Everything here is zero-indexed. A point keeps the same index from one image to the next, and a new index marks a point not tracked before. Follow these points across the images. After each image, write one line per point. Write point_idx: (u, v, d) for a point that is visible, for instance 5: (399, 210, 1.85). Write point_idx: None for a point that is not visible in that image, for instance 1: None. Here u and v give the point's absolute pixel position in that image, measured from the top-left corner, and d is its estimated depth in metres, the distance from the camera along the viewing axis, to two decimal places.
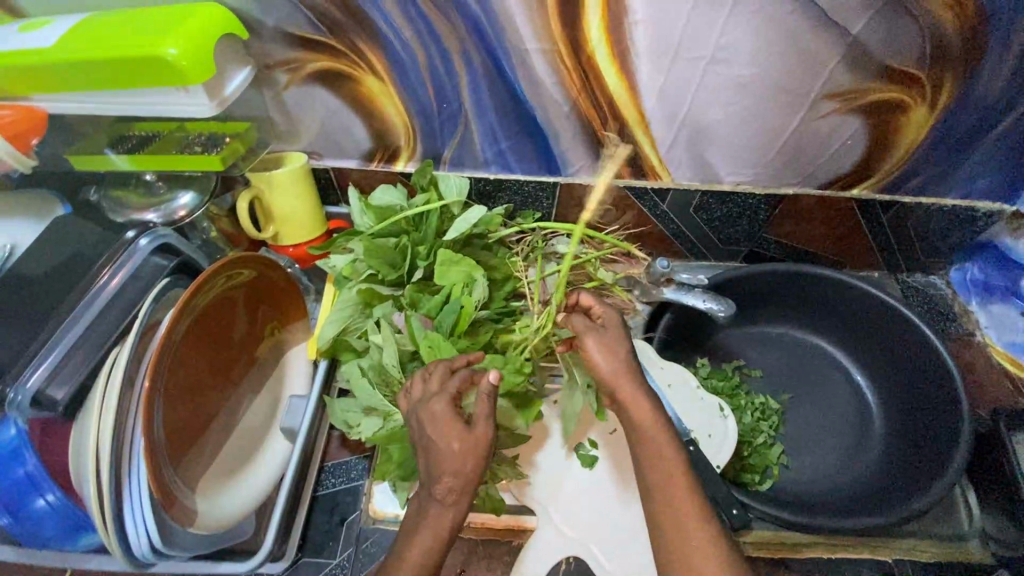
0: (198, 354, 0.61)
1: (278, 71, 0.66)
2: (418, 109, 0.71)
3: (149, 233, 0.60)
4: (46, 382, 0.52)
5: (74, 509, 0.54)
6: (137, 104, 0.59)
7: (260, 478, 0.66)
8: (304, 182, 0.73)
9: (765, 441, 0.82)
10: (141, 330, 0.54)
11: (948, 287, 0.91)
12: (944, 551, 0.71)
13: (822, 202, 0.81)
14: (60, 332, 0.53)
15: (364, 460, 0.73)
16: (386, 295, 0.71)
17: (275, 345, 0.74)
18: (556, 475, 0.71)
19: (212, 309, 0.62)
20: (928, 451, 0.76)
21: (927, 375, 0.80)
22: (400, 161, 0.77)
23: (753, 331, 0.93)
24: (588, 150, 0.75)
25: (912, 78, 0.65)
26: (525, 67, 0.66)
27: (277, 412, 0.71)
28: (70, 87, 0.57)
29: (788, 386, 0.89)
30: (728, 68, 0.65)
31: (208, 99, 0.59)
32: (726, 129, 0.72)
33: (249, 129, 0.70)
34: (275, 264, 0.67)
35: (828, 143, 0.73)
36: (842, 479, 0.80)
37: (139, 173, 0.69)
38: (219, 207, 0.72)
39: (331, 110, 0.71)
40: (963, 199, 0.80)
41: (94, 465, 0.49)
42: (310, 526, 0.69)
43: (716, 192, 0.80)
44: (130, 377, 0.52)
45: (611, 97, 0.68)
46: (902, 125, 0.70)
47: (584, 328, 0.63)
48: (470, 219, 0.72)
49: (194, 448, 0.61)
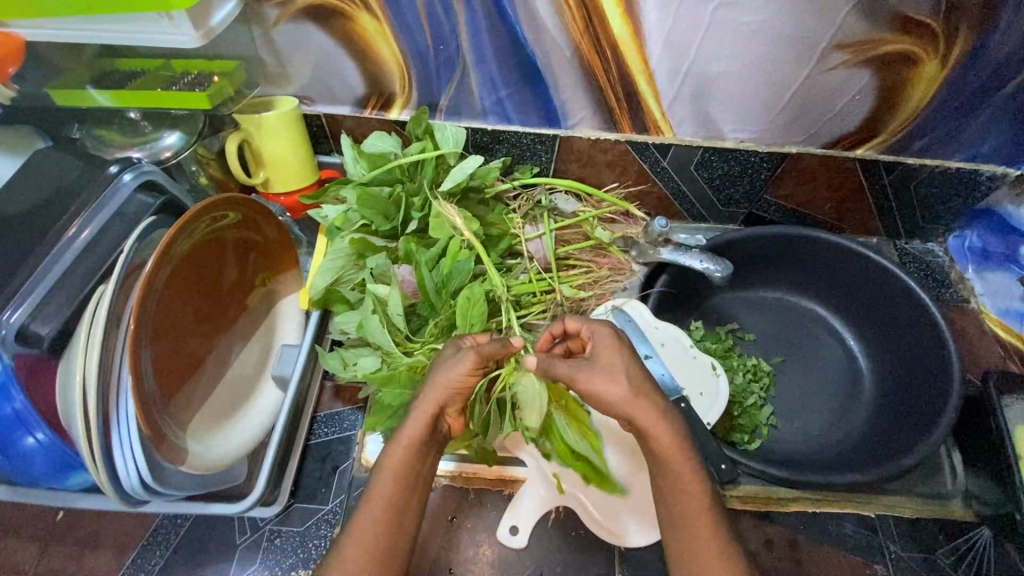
0: (185, 299, 0.60)
1: (266, 5, 0.63)
2: (414, 51, 0.68)
3: (133, 169, 0.58)
4: (30, 318, 0.51)
5: (67, 450, 0.53)
6: (116, 33, 0.57)
7: (252, 424, 0.66)
8: (295, 127, 0.70)
9: (756, 402, 0.82)
10: (124, 272, 0.53)
11: (946, 253, 0.91)
12: (927, 509, 0.72)
13: (824, 161, 0.79)
14: (45, 265, 0.52)
15: (357, 411, 0.73)
16: (379, 246, 0.69)
17: (266, 294, 0.72)
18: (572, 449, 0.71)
19: (199, 253, 0.61)
20: (918, 413, 0.76)
21: (921, 338, 0.80)
22: (394, 109, 0.75)
23: (749, 294, 0.93)
24: (589, 101, 0.73)
25: (927, 29, 0.63)
26: (527, 7, 0.63)
27: (269, 360, 0.71)
28: (45, 12, 0.54)
29: (780, 349, 0.89)
30: (736, 14, 0.63)
31: (192, 29, 0.56)
32: (731, 80, 0.70)
33: (238, 68, 0.67)
34: (267, 212, 0.66)
35: (835, 98, 0.71)
36: (830, 439, 0.81)
37: (123, 111, 0.67)
38: (206, 149, 0.70)
39: (323, 51, 0.68)
40: (970, 160, 0.78)
41: (80, 401, 0.48)
42: (302, 473, 0.69)
43: (718, 149, 0.78)
44: (115, 314, 0.51)
45: (614, 43, 0.66)
46: (911, 80, 0.68)
47: (573, 370, 0.54)
48: (465, 169, 0.70)
49: (184, 391, 0.60)
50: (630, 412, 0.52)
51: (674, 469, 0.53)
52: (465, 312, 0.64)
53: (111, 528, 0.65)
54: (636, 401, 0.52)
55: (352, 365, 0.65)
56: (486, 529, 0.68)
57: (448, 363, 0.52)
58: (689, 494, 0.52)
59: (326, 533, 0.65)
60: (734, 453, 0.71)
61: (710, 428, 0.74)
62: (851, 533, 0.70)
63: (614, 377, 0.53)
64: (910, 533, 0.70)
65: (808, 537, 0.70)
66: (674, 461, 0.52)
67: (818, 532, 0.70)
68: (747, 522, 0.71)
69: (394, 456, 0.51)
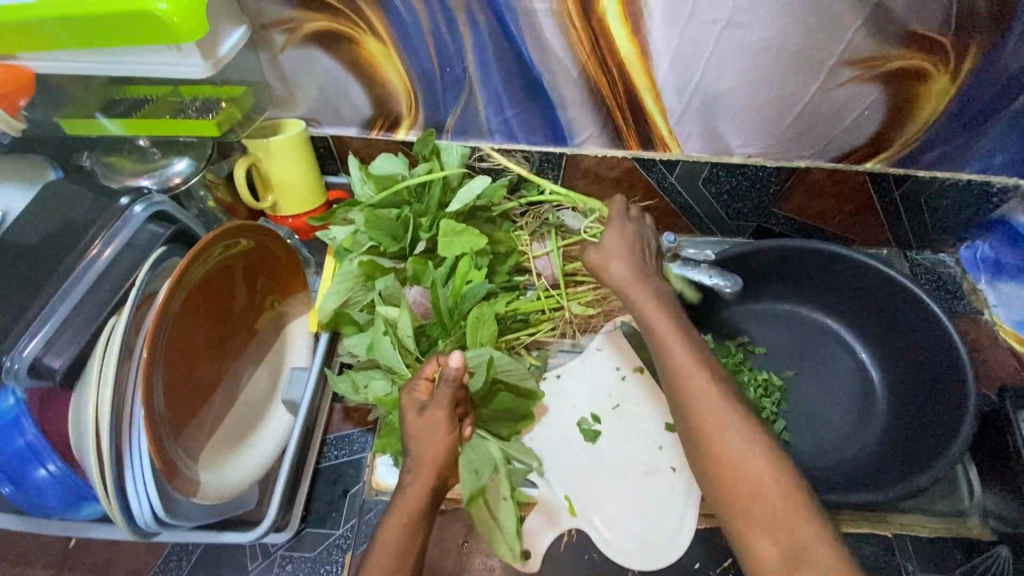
0: (195, 326, 0.60)
1: (274, 31, 0.64)
2: (421, 74, 0.68)
3: (144, 200, 0.58)
4: (43, 351, 0.51)
5: (78, 479, 0.53)
6: (125, 64, 0.57)
7: (261, 450, 0.66)
8: (301, 149, 0.70)
9: (768, 417, 0.81)
10: (137, 302, 0.53)
11: (958, 264, 0.90)
12: (943, 527, 0.71)
13: (833, 175, 0.79)
14: (57, 299, 0.52)
15: (366, 433, 0.72)
16: (388, 267, 0.70)
17: (276, 317, 0.72)
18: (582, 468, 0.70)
19: (210, 279, 0.61)
20: (935, 430, 0.75)
21: (934, 350, 0.79)
22: (401, 129, 0.75)
23: (759, 307, 0.93)
24: (595, 119, 0.73)
25: (937, 44, 0.63)
26: (534, 30, 0.63)
27: (279, 384, 0.70)
28: (55, 45, 0.54)
29: (791, 362, 0.88)
30: (743, 32, 0.63)
31: (201, 59, 0.56)
32: (740, 98, 0.70)
33: (245, 93, 0.67)
34: (278, 236, 0.66)
35: (845, 113, 0.71)
36: (845, 455, 0.80)
37: (131, 138, 0.67)
38: (217, 175, 0.70)
39: (329, 74, 0.68)
40: (981, 172, 0.78)
41: (93, 435, 0.48)
42: (312, 497, 0.68)
43: (726, 165, 0.78)
44: (128, 346, 0.51)
45: (622, 62, 0.66)
46: (921, 95, 0.68)
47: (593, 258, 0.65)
48: (473, 190, 0.70)
49: (194, 420, 0.60)
50: (625, 289, 0.63)
51: (688, 396, 0.55)
52: (473, 329, 0.65)
53: (121, 556, 0.64)
54: (634, 279, 0.63)
55: (362, 389, 0.65)
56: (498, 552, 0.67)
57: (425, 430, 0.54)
58: (707, 408, 0.54)
59: (338, 558, 0.65)
60: None
61: None
62: (868, 553, 0.69)
63: (623, 258, 0.65)
64: (928, 552, 0.69)
65: None
66: (691, 384, 0.55)
67: None
68: None
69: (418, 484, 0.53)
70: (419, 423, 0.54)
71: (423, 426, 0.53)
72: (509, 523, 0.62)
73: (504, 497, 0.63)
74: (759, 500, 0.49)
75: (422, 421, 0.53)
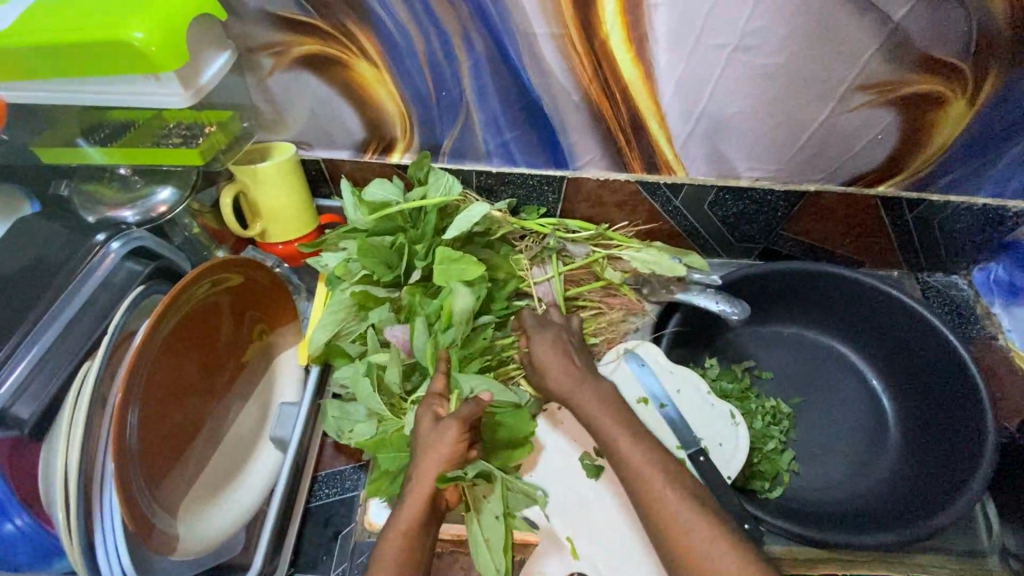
0: (178, 366, 0.57)
1: (261, 55, 0.61)
2: (415, 97, 0.65)
3: (121, 236, 0.56)
4: (12, 400, 0.47)
5: (44, 535, 0.50)
6: (100, 94, 0.54)
7: (247, 494, 0.62)
8: (291, 175, 0.68)
9: (776, 447, 0.79)
10: (112, 345, 0.50)
11: (970, 287, 0.87)
12: (961, 567, 0.68)
13: (844, 199, 0.76)
14: (27, 343, 0.49)
15: (359, 469, 0.70)
16: (382, 297, 0.67)
17: (264, 349, 0.69)
18: (584, 506, 0.67)
19: (193, 317, 0.58)
20: (951, 464, 0.72)
21: (949, 380, 0.76)
22: (396, 153, 0.72)
23: (765, 331, 0.90)
24: (597, 143, 0.70)
25: (954, 69, 0.60)
26: (532, 53, 0.60)
27: (267, 420, 0.67)
28: (26, 73, 0.51)
29: (798, 389, 0.86)
30: (752, 56, 0.60)
31: (181, 87, 0.53)
32: (747, 122, 0.67)
33: (231, 119, 0.65)
34: (264, 267, 0.63)
35: (857, 137, 0.68)
36: (855, 488, 0.77)
37: (112, 167, 0.64)
38: (201, 204, 0.68)
39: (320, 98, 0.66)
40: (996, 196, 0.75)
41: (61, 494, 0.45)
42: (302, 539, 0.65)
43: (733, 188, 0.75)
44: (100, 395, 0.48)
45: (624, 87, 0.63)
46: (938, 119, 0.65)
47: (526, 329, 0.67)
48: (471, 217, 0.67)
49: (176, 466, 0.57)
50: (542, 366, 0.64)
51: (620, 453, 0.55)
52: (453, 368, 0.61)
53: None
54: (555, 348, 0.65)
55: (348, 432, 0.62)
56: None
57: (433, 437, 0.52)
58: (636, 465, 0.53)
59: None
60: (755, 508, 0.69)
61: (730, 483, 0.71)
62: None
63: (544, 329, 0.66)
64: None
65: None
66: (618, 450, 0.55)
67: None
68: None
69: (410, 510, 0.50)
70: (432, 430, 0.53)
71: (433, 433, 0.52)
72: (498, 543, 0.56)
73: (497, 516, 0.57)
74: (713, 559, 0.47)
75: (434, 428, 0.53)
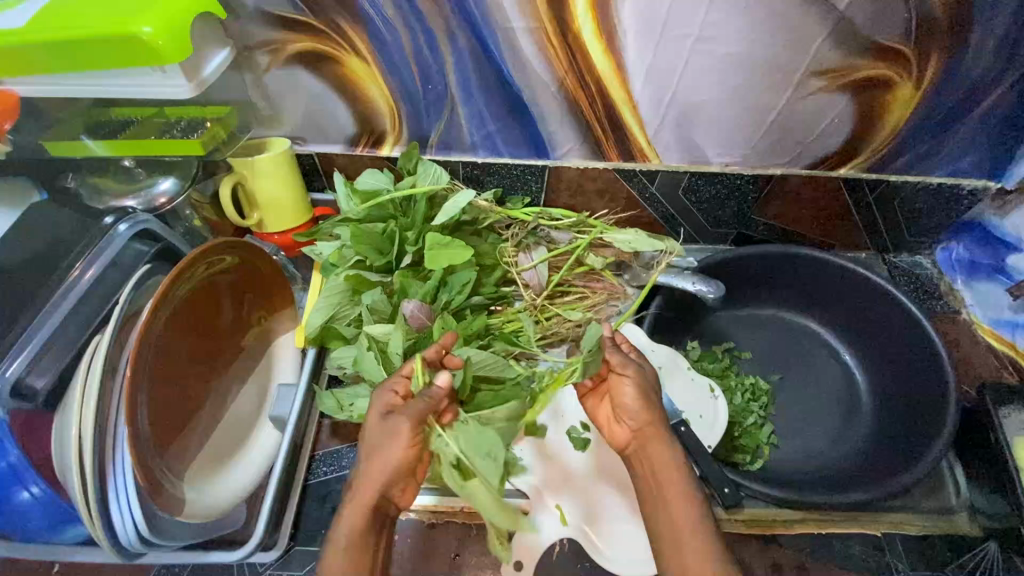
0: (181, 344, 0.60)
1: (258, 53, 0.65)
2: (403, 91, 0.70)
3: (129, 219, 0.59)
4: (26, 371, 0.52)
5: (60, 502, 0.53)
6: (107, 88, 0.58)
7: (248, 468, 0.65)
8: (286, 167, 0.71)
9: (756, 421, 0.82)
10: (122, 319, 0.53)
11: (934, 266, 0.91)
12: (932, 525, 0.72)
13: (808, 181, 0.81)
14: (39, 320, 0.54)
15: (356, 448, 0.72)
16: (374, 281, 0.69)
17: (262, 334, 0.72)
18: (576, 469, 0.71)
19: (195, 297, 0.61)
20: (920, 427, 0.76)
21: (915, 350, 0.80)
22: (386, 146, 0.76)
23: (742, 313, 0.94)
24: (576, 131, 0.74)
25: (899, 54, 0.65)
26: (511, 46, 0.65)
27: (266, 400, 0.70)
28: (37, 69, 0.55)
29: (777, 367, 0.89)
30: (714, 46, 0.65)
31: (185, 80, 0.57)
32: (713, 109, 0.72)
33: (230, 113, 0.68)
34: (262, 252, 0.67)
35: (816, 121, 0.73)
36: (831, 456, 0.81)
37: (116, 159, 0.68)
38: (201, 193, 0.71)
39: (313, 94, 0.70)
40: (951, 175, 0.80)
41: (76, 455, 0.48)
42: (302, 514, 0.68)
43: (704, 173, 0.80)
44: (111, 362, 0.51)
45: (598, 76, 0.68)
46: (888, 102, 0.70)
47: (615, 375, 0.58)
48: (459, 203, 0.70)
49: (180, 438, 0.60)
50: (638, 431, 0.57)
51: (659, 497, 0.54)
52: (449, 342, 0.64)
53: None
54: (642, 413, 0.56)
55: (348, 406, 0.64)
56: (492, 563, 0.67)
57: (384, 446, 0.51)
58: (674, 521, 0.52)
59: None
60: (737, 475, 0.71)
61: (710, 451, 0.74)
62: (859, 554, 0.69)
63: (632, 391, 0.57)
64: (918, 552, 0.70)
65: (815, 560, 0.69)
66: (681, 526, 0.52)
67: (826, 553, 0.69)
68: (753, 547, 0.70)
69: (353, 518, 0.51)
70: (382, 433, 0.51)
71: (379, 435, 0.52)
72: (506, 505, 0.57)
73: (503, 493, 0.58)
74: (692, 556, 0.51)
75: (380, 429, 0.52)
